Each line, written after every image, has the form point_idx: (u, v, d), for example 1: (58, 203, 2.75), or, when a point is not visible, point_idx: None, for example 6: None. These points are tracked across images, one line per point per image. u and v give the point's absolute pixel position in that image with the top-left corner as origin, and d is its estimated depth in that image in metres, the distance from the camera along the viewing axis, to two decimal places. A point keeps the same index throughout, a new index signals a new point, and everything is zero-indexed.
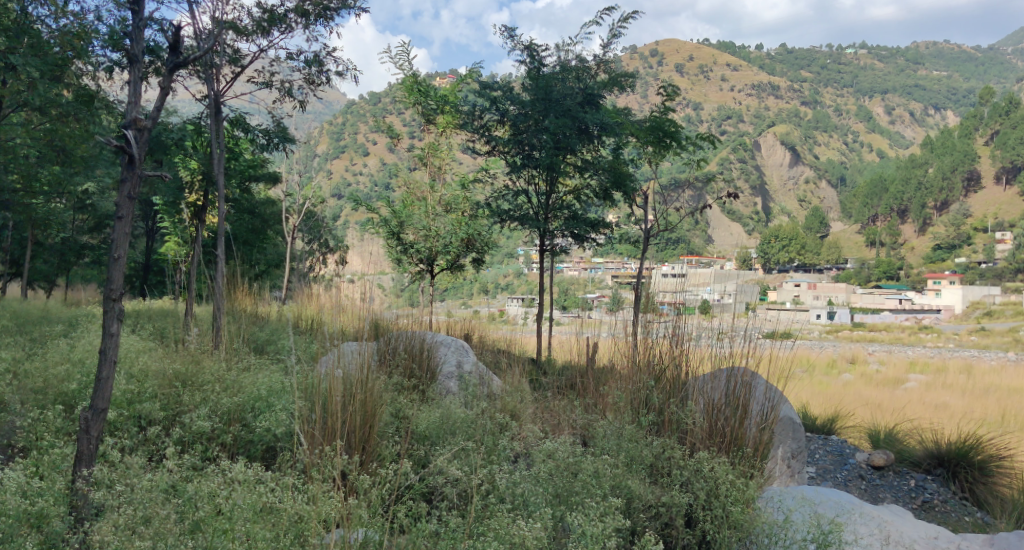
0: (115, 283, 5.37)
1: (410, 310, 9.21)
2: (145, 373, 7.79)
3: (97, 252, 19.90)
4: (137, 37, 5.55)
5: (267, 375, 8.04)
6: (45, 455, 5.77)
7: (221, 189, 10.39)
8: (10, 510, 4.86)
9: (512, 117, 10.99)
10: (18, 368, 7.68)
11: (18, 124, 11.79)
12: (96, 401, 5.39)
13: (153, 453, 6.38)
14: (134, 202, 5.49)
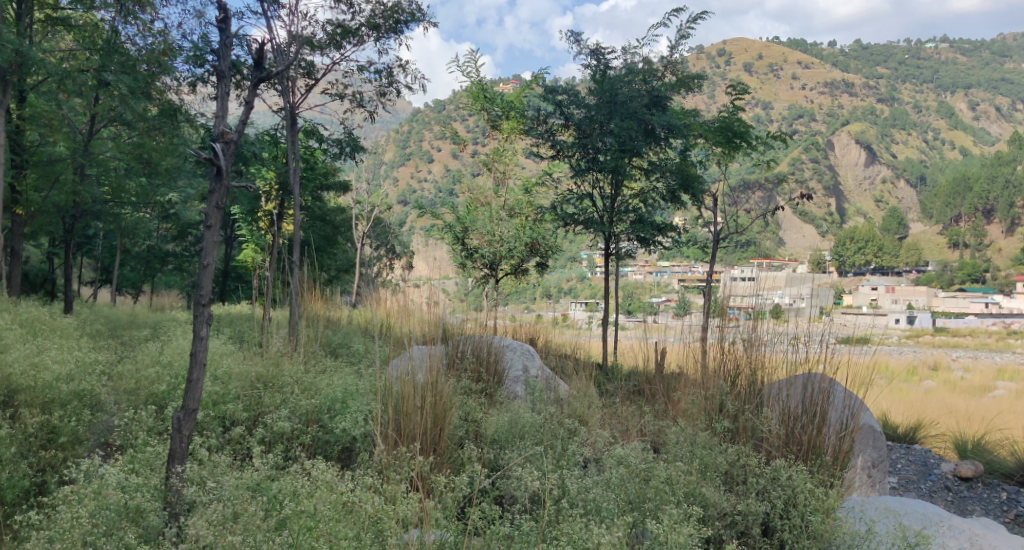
0: (205, 289, 5.64)
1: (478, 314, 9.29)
2: (228, 376, 8.12)
3: (179, 260, 20.81)
4: (224, 53, 5.81)
5: (343, 379, 8.27)
6: (141, 453, 6.08)
7: (296, 197, 10.76)
8: (111, 504, 5.16)
9: (578, 120, 11.00)
10: (113, 370, 8.13)
11: (110, 138, 12.47)
12: (187, 401, 5.56)
13: (238, 452, 6.64)
14: (222, 212, 5.76)
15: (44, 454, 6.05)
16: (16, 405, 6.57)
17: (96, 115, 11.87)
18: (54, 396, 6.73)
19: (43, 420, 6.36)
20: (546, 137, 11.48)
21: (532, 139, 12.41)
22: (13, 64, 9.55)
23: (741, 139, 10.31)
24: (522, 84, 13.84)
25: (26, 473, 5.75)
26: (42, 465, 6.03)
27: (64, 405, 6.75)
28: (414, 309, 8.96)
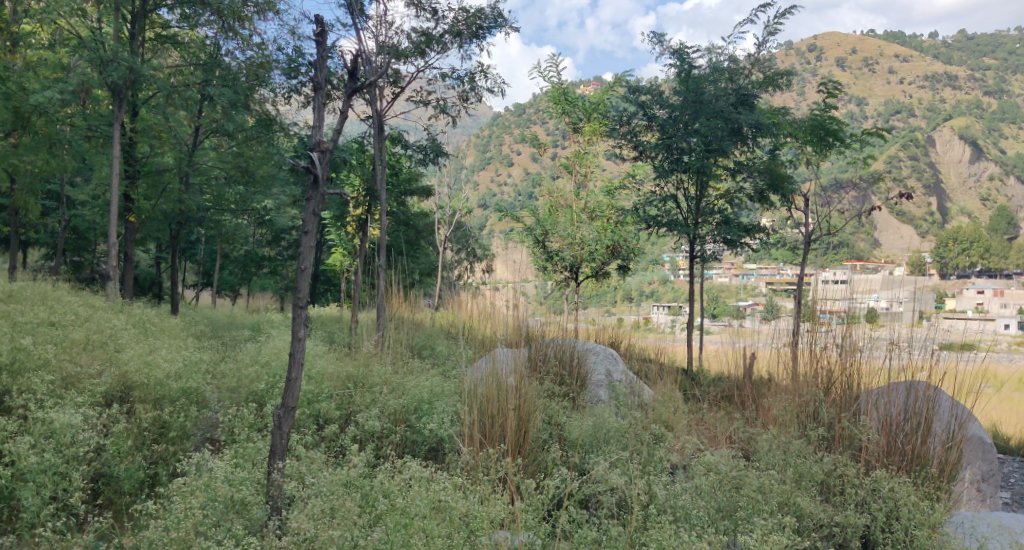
0: (303, 292, 5.87)
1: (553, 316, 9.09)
2: (321, 375, 8.41)
3: (273, 265, 21.71)
4: (321, 65, 6.03)
5: (429, 379, 8.42)
6: (244, 449, 6.37)
7: (382, 201, 11.06)
8: (219, 496, 5.43)
9: (661, 121, 10.97)
10: (217, 369, 8.56)
11: (211, 148, 13.16)
12: (286, 399, 5.77)
13: (332, 449, 6.86)
14: (319, 218, 5.99)
15: (157, 448, 6.43)
16: (131, 401, 7.01)
17: (199, 127, 12.54)
18: (165, 393, 7.14)
19: (155, 415, 6.76)
20: (628, 138, 11.42)
21: (614, 141, 12.33)
22: (128, 81, 10.20)
23: (834, 137, 9.93)
24: (604, 86, 13.74)
25: (141, 465, 6.13)
26: (155, 458, 6.40)
27: (173, 401, 7.15)
28: (497, 312, 9.03)
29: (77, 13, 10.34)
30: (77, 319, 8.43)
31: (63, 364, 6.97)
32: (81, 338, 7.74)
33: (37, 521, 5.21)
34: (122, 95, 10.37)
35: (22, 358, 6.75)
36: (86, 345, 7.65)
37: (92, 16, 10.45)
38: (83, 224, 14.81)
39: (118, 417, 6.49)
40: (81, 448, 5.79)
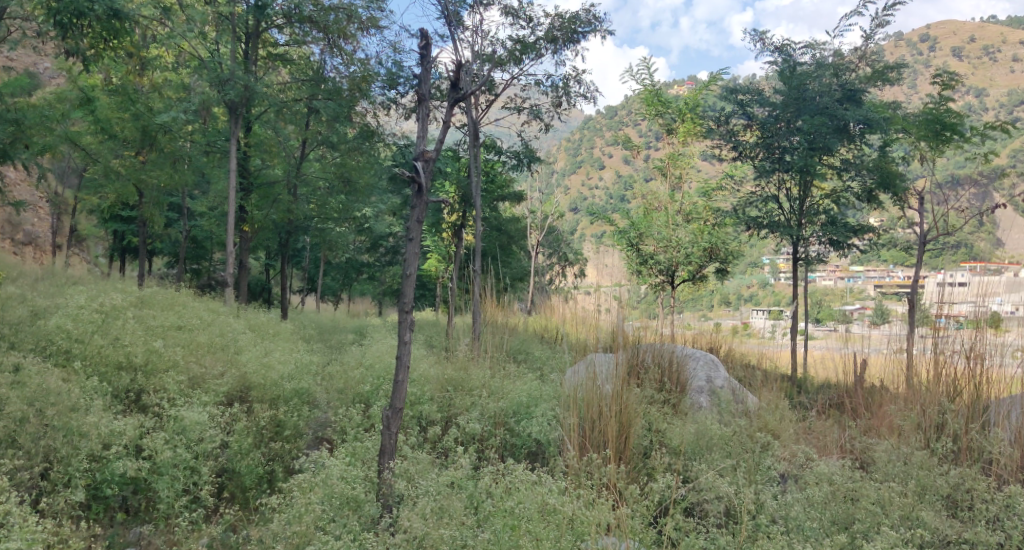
0: (406, 298, 6.03)
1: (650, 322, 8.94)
2: (423, 377, 8.55)
3: (371, 271, 22.37)
4: (425, 77, 6.23)
5: (527, 384, 8.46)
6: (354, 448, 6.60)
7: (477, 208, 11.22)
8: (335, 494, 5.66)
9: (761, 120, 10.76)
10: (326, 371, 8.92)
11: (315, 160, 13.74)
12: (394, 401, 5.94)
13: (437, 449, 6.99)
14: (422, 225, 6.16)
15: (273, 445, 6.75)
16: (250, 401, 7.41)
17: (306, 140, 13.11)
18: (279, 393, 7.51)
19: (272, 414, 7.12)
20: (727, 138, 11.24)
21: (711, 141, 12.13)
22: (243, 98, 10.81)
23: (953, 130, 9.35)
24: (698, 85, 13.47)
25: (260, 461, 6.47)
26: (272, 455, 6.73)
27: (287, 401, 7.50)
28: (592, 318, 8.96)
29: (198, 37, 11.06)
30: (201, 323, 9.00)
31: (190, 365, 7.45)
32: (205, 340, 8.26)
33: (173, 511, 5.60)
34: (238, 111, 10.99)
35: (154, 359, 7.26)
36: (209, 347, 8.15)
37: (212, 39, 11.15)
38: (201, 234, 15.75)
39: (239, 416, 6.88)
40: (208, 444, 6.18)
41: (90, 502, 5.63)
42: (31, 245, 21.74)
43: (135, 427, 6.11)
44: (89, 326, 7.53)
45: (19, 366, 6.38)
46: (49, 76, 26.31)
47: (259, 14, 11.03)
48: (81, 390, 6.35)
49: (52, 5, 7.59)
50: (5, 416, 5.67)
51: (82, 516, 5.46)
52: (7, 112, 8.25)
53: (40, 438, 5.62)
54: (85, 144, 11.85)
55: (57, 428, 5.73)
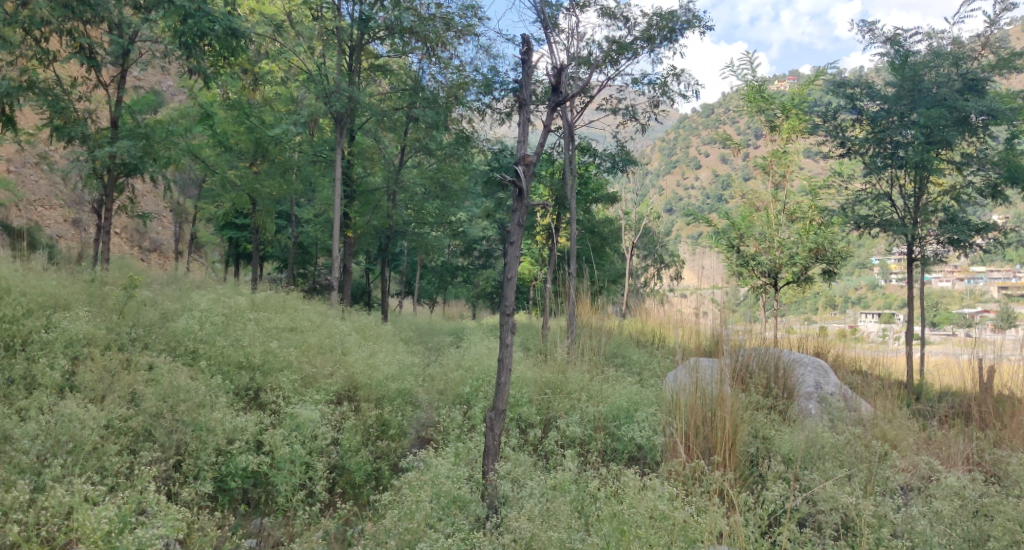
0: (508, 300, 6.09)
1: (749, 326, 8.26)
2: (521, 379, 8.41)
3: (465, 274, 22.69)
4: (526, 82, 6.29)
5: (627, 387, 8.29)
6: (458, 447, 6.73)
7: (572, 210, 11.22)
8: (444, 492, 5.78)
9: (872, 114, 10.31)
10: (427, 373, 9.12)
11: (413, 166, 14.10)
12: (498, 402, 6.00)
13: (538, 452, 6.99)
14: (523, 229, 6.22)
15: (380, 444, 6.96)
16: (358, 400, 7.68)
17: (404, 146, 13.45)
18: (384, 393, 7.75)
19: (378, 413, 7.35)
20: (833, 134, 10.83)
21: (815, 138, 11.91)
22: (348, 109, 11.23)
23: None
24: (802, 78, 12.67)
25: (369, 458, 6.69)
26: (379, 453, 6.94)
27: (392, 401, 7.73)
28: (692, 321, 8.75)
29: (307, 52, 11.59)
30: (311, 325, 9.39)
31: (302, 365, 7.81)
32: (315, 341, 8.63)
33: (291, 505, 5.90)
34: (342, 122, 11.42)
35: (270, 360, 7.65)
36: (319, 349, 8.52)
37: (318, 53, 11.67)
38: (307, 240, 16.41)
39: (348, 414, 7.15)
40: (321, 441, 6.46)
41: (217, 494, 5.99)
42: (156, 252, 23.27)
43: (255, 424, 6.46)
44: (211, 327, 8.00)
45: (153, 365, 6.85)
46: (173, 92, 28.12)
47: (364, 27, 11.27)
48: (207, 387, 6.76)
49: (178, 27, 8.20)
50: (143, 411, 6.10)
51: (210, 506, 5.81)
52: (139, 128, 8.90)
53: (173, 432, 6.02)
54: (204, 156, 12.61)
55: (187, 423, 6.12)
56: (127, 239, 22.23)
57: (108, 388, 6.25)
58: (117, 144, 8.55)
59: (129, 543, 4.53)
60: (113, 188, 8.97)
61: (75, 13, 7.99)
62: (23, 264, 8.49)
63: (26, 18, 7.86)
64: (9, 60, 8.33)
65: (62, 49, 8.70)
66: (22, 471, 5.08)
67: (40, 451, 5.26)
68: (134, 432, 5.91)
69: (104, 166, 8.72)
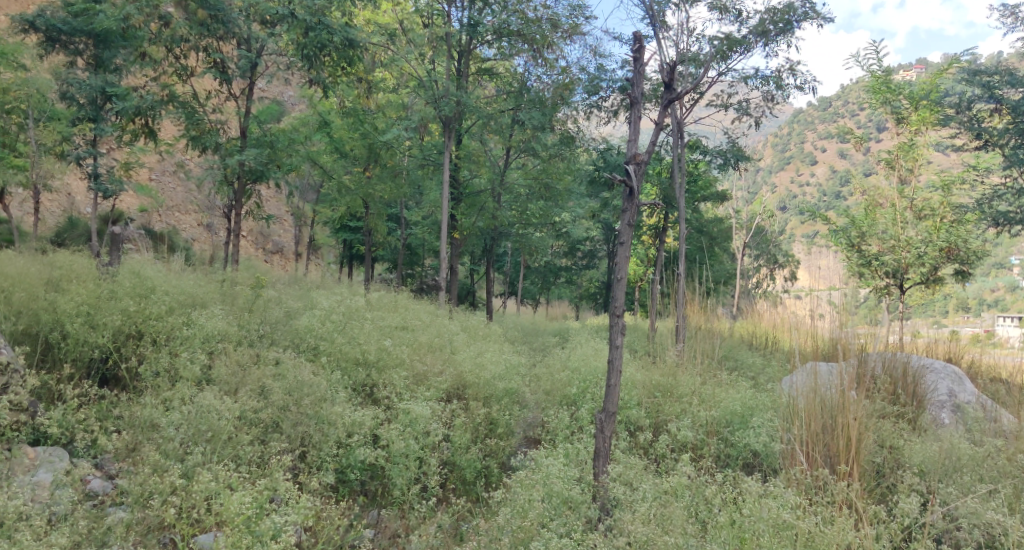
0: (618, 301, 6.01)
1: (872, 329, 7.77)
2: (629, 381, 8.28)
3: (569, 274, 22.68)
4: (638, 80, 6.21)
5: (741, 392, 8.02)
6: (567, 447, 6.73)
7: (681, 210, 10.96)
8: (555, 491, 5.78)
9: (1012, 103, 10.52)
10: (534, 373, 9.15)
11: (518, 168, 14.24)
12: (608, 404, 5.95)
13: (648, 455, 6.86)
14: (634, 229, 6.14)
15: (489, 442, 7.05)
16: (467, 398, 7.81)
17: (509, 148, 13.58)
18: (492, 391, 7.83)
19: (486, 411, 7.44)
20: (968, 125, 11.20)
21: (946, 130, 11.65)
22: (456, 113, 11.51)
23: None
24: (933, 67, 11.87)
25: (478, 456, 6.79)
26: (488, 451, 7.03)
27: (499, 401, 7.79)
28: (806, 323, 8.40)
29: (418, 59, 11.97)
30: (421, 325, 9.64)
31: (414, 363, 8.02)
32: (425, 340, 8.86)
33: (406, 498, 6.07)
34: (451, 125, 11.70)
35: (384, 357, 7.91)
36: (429, 347, 8.73)
37: (428, 59, 12.05)
38: (415, 242, 16.89)
39: (458, 411, 7.27)
40: (434, 437, 6.61)
41: (337, 484, 6.23)
42: (278, 254, 24.61)
43: (371, 419, 6.70)
44: (330, 326, 8.37)
45: (279, 360, 7.23)
46: (293, 102, 29.74)
47: (473, 31, 11.47)
48: (328, 383, 7.08)
49: (301, 40, 8.69)
50: (271, 404, 6.45)
51: (331, 496, 6.07)
52: (265, 137, 9.49)
53: (298, 424, 6.34)
54: (321, 162, 13.22)
55: (310, 416, 6.43)
56: (251, 241, 23.64)
57: (241, 382, 6.66)
58: (246, 151, 9.14)
59: (265, 528, 4.81)
60: (242, 194, 9.57)
61: (210, 30, 8.74)
62: (163, 265, 9.18)
63: (168, 37, 8.56)
64: (153, 77, 9.06)
65: (198, 65, 9.37)
66: (168, 457, 5.49)
67: (183, 439, 5.66)
68: (263, 423, 6.27)
69: (234, 173, 9.32)
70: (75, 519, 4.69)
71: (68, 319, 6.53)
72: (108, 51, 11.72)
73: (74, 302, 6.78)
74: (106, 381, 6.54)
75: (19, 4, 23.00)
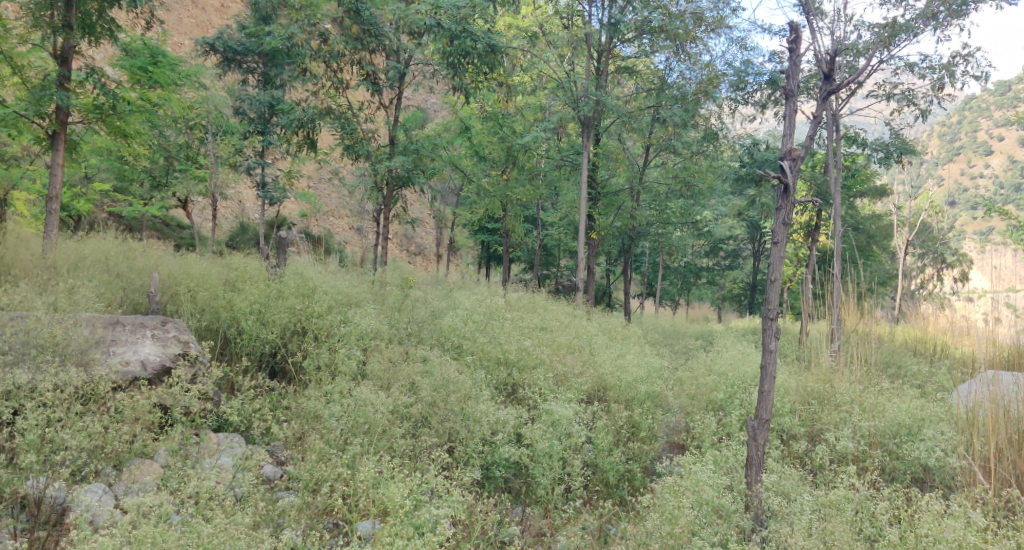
0: (772, 303, 5.71)
1: None
2: (782, 387, 7.88)
3: (711, 275, 22.00)
4: (794, 72, 5.88)
5: (908, 401, 7.42)
6: (716, 454, 6.46)
7: (836, 208, 10.29)
8: (706, 499, 5.58)
9: None
10: (677, 376, 8.94)
11: (658, 166, 13.98)
12: (761, 411, 5.66)
13: (804, 465, 6.51)
14: (789, 228, 5.82)
15: (633, 445, 6.96)
16: (608, 400, 7.72)
17: (648, 147, 13.52)
18: (635, 394, 7.65)
19: (628, 414, 7.31)
20: None
21: None
22: (595, 112, 11.55)
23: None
24: None
25: (621, 459, 6.72)
26: (631, 454, 6.93)
27: (642, 404, 7.62)
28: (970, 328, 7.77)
29: (558, 60, 12.09)
30: (560, 325, 9.68)
31: (555, 364, 8.06)
32: (564, 341, 8.89)
33: (550, 498, 6.13)
34: (589, 125, 11.73)
35: (525, 357, 8.00)
36: (569, 348, 8.75)
37: (567, 61, 12.11)
38: (553, 242, 16.98)
39: (600, 413, 7.20)
40: (576, 439, 6.57)
41: (484, 481, 6.37)
42: (421, 255, 25.63)
43: (515, 418, 6.79)
44: (473, 325, 8.60)
45: (427, 358, 7.49)
46: (436, 109, 30.87)
47: (613, 30, 11.41)
48: (472, 381, 7.25)
49: (446, 48, 9.09)
50: (421, 399, 6.68)
51: (478, 492, 6.22)
52: (411, 144, 9.89)
53: (445, 420, 6.55)
54: (464, 165, 13.61)
55: (457, 413, 6.61)
56: (397, 243, 24.78)
57: (393, 377, 6.97)
58: (394, 159, 9.58)
59: (423, 520, 5.07)
60: (390, 199, 10.05)
61: (363, 44, 9.29)
62: (320, 266, 9.80)
63: (326, 53, 9.19)
64: (312, 91, 9.71)
65: (352, 77, 9.90)
66: (331, 447, 5.85)
67: (343, 430, 6.00)
68: (414, 418, 6.53)
69: (384, 179, 9.80)
70: (255, 501, 5.08)
71: (242, 316, 7.10)
72: (275, 68, 12.97)
73: (247, 301, 7.35)
74: (275, 374, 7.06)
75: (201, 29, 25.41)
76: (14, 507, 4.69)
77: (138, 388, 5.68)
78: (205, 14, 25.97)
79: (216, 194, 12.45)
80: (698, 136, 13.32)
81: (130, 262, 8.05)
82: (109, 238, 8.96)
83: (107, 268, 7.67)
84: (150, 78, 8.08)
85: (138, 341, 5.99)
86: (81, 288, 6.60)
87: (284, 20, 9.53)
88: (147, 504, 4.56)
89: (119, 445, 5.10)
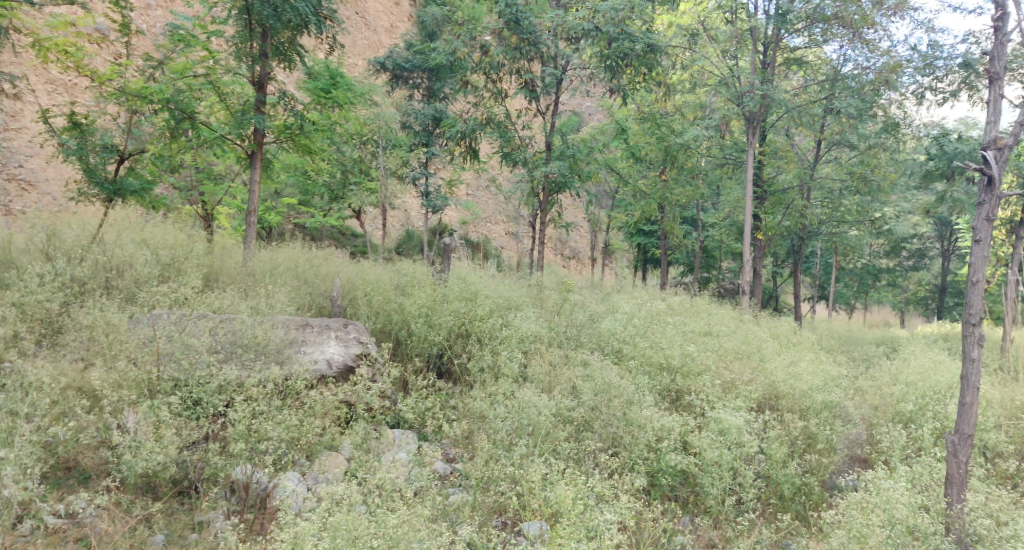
0: (975, 307, 5.14)
1: None
2: (984, 399, 7.09)
3: (891, 276, 20.28)
4: (999, 53, 5.29)
5: None
6: (908, 470, 5.89)
7: None
8: (902, 519, 5.10)
9: None
10: (857, 386, 8.28)
11: (829, 161, 13.13)
12: (962, 425, 5.20)
13: (1016, 488, 5.83)
14: (993, 225, 5.19)
15: (809, 458, 6.55)
16: (780, 409, 7.30)
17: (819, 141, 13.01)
18: (810, 404, 7.15)
19: (804, 425, 6.85)
20: None
21: None
22: (761, 108, 11.14)
23: None
24: None
25: (797, 472, 6.33)
26: (808, 467, 6.54)
27: (818, 414, 7.09)
28: None
29: (719, 56, 11.74)
30: (726, 331, 9.31)
31: (721, 371, 7.70)
32: (731, 347, 8.52)
33: (721, 509, 5.92)
34: (754, 121, 11.35)
35: (689, 363, 7.72)
36: (736, 354, 8.36)
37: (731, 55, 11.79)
38: (714, 244, 16.44)
39: (772, 423, 6.78)
40: (748, 449, 6.22)
41: (650, 488, 6.24)
42: (575, 259, 25.79)
43: (681, 425, 6.53)
44: (633, 329, 8.47)
45: (587, 362, 7.46)
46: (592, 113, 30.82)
47: (780, 21, 11.03)
48: (635, 386, 7.13)
49: (604, 51, 9.24)
50: (583, 403, 6.65)
51: (644, 498, 6.13)
52: (567, 149, 9.85)
53: (608, 425, 6.48)
54: (621, 168, 13.53)
55: (620, 418, 6.52)
56: (552, 248, 25.06)
57: (554, 380, 7.03)
58: (551, 164, 9.71)
59: (593, 524, 5.06)
60: (547, 204, 10.15)
61: (522, 53, 9.53)
62: (483, 271, 10.10)
63: (487, 64, 9.57)
64: (474, 102, 10.06)
65: (511, 86, 10.13)
66: (498, 446, 6.00)
67: (509, 431, 6.11)
68: (577, 421, 6.53)
69: (543, 184, 9.96)
70: (433, 496, 5.32)
71: (412, 319, 7.48)
72: (439, 82, 13.59)
73: (417, 304, 7.73)
74: (443, 374, 7.37)
75: (371, 50, 27.10)
76: (226, 490, 5.22)
77: (325, 385, 6.12)
78: (375, 35, 27.64)
79: (387, 204, 13.22)
80: (875, 127, 12.35)
81: (315, 269, 8.72)
82: (296, 247, 9.79)
83: (296, 274, 8.37)
84: (331, 99, 8.76)
85: (325, 342, 6.49)
86: (277, 292, 7.22)
87: (448, 35, 10.00)
88: (339, 493, 4.86)
89: (313, 437, 5.46)
